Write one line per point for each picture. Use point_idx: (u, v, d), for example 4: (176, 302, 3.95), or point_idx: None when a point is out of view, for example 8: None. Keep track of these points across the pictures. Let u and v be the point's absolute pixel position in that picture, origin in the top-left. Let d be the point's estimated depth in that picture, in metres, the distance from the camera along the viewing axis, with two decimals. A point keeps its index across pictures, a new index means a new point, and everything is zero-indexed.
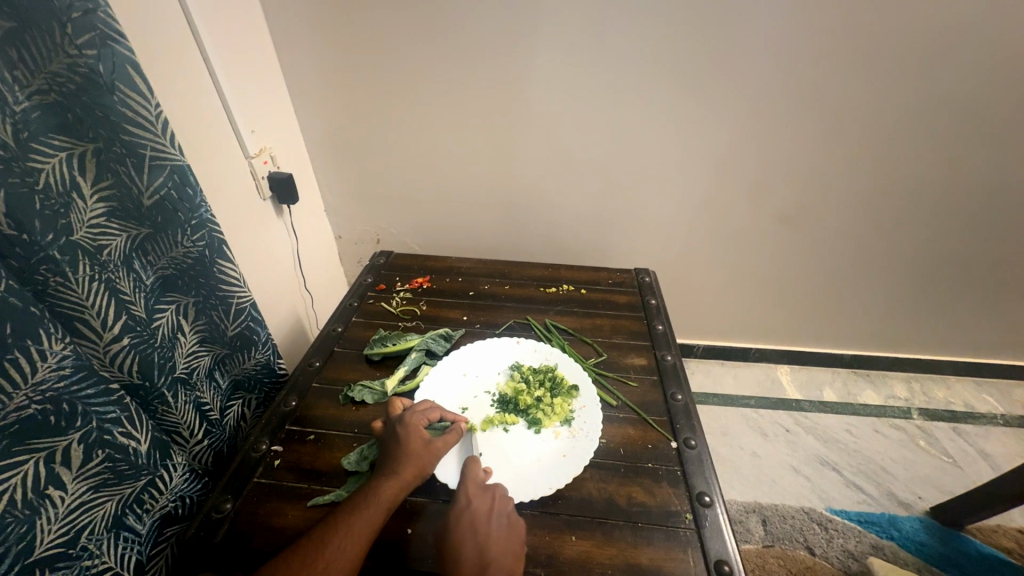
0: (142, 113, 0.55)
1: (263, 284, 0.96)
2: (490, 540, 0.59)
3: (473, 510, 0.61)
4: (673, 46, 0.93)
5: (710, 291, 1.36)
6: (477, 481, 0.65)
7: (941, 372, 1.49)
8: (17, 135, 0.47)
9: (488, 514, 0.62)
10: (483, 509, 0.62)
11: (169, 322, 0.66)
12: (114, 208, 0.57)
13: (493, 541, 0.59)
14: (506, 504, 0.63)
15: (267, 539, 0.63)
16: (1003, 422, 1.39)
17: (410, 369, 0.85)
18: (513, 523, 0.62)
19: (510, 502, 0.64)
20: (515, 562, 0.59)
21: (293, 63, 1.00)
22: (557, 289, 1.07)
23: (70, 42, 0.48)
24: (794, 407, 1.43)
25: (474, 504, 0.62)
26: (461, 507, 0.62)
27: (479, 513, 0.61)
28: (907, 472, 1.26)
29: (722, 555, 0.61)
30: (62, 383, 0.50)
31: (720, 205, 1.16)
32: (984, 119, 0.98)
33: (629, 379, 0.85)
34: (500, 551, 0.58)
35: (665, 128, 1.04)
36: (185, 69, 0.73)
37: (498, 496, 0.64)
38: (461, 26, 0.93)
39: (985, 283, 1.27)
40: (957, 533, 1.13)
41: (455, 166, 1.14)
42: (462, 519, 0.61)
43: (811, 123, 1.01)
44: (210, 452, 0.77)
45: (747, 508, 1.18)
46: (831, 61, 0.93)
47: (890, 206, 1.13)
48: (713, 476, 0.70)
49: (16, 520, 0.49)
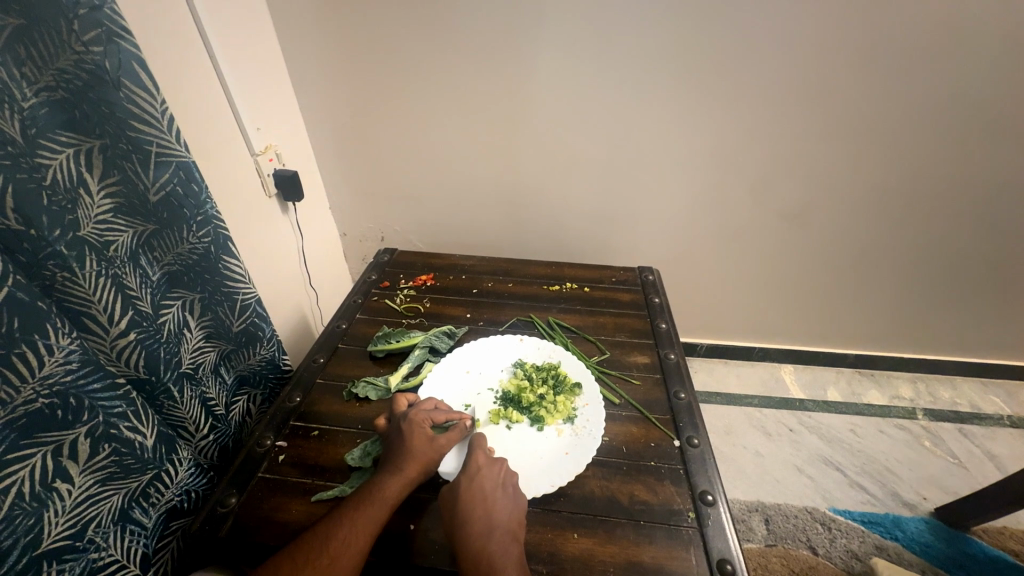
0: (148, 110, 0.55)
1: (268, 281, 0.97)
2: (499, 505, 0.61)
3: (484, 477, 0.64)
4: (676, 45, 0.93)
5: (715, 290, 1.36)
6: (485, 452, 0.67)
7: (946, 373, 1.48)
8: (25, 131, 0.47)
9: (497, 484, 0.64)
10: (493, 476, 0.64)
11: (175, 318, 0.67)
12: (120, 203, 0.57)
13: (501, 507, 0.61)
14: (511, 478, 0.65)
15: (269, 534, 0.63)
16: (1009, 423, 1.37)
17: (412, 366, 0.85)
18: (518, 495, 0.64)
19: (515, 474, 0.66)
20: (518, 528, 0.61)
21: (298, 62, 1.00)
22: (560, 287, 1.06)
23: (77, 39, 0.48)
24: (797, 407, 1.43)
25: (484, 472, 0.64)
26: (473, 474, 0.64)
27: (489, 479, 0.64)
28: (911, 473, 1.26)
29: (725, 554, 0.61)
30: (69, 377, 0.51)
31: (724, 204, 1.15)
32: (991, 118, 0.97)
33: (632, 377, 0.85)
34: (507, 518, 0.61)
35: (671, 127, 1.03)
36: (191, 67, 0.73)
37: (506, 467, 0.66)
38: (465, 23, 0.93)
39: (991, 283, 1.25)
40: (962, 534, 1.12)
41: (458, 164, 1.14)
42: (473, 483, 0.63)
43: (819, 121, 1.01)
44: (216, 447, 0.77)
45: (750, 507, 1.18)
46: (839, 59, 0.92)
47: (897, 204, 1.12)
48: (716, 474, 0.69)
49: (23, 512, 0.50)
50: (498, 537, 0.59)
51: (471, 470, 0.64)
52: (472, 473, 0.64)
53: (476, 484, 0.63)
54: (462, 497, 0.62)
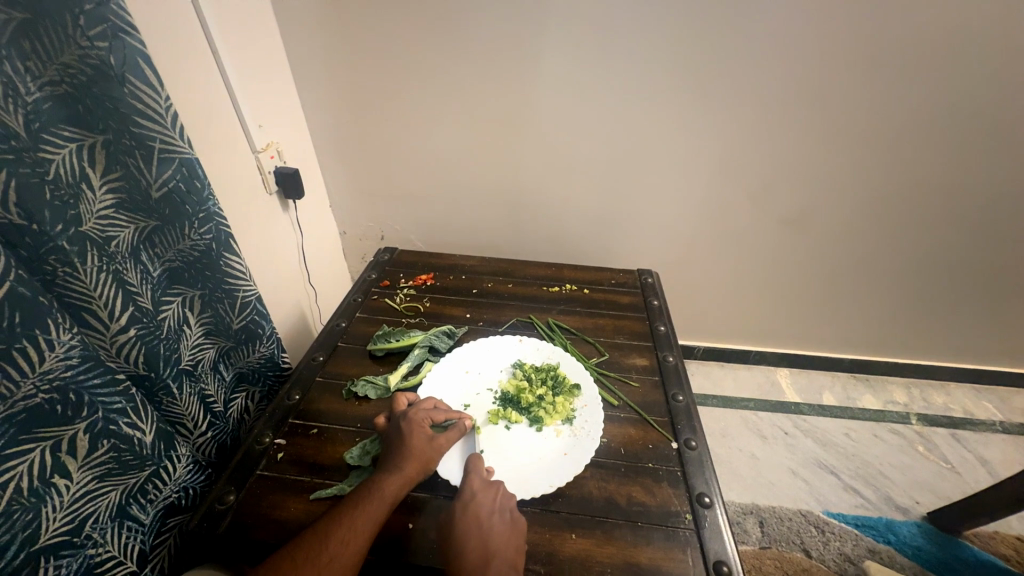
0: (152, 106, 0.55)
1: (268, 278, 0.97)
2: (494, 531, 0.60)
3: (479, 504, 0.63)
4: (678, 49, 0.93)
5: (713, 293, 1.36)
6: (481, 476, 0.66)
7: (941, 378, 1.49)
8: (29, 125, 0.47)
9: (492, 510, 0.63)
10: (488, 502, 0.63)
11: (175, 315, 0.67)
12: (122, 199, 0.57)
13: (497, 533, 0.60)
14: (507, 503, 0.64)
15: (268, 531, 0.64)
16: (1001, 428, 1.39)
17: (412, 366, 0.85)
18: (516, 519, 0.63)
19: (512, 497, 0.65)
20: (516, 555, 0.60)
21: (301, 60, 1.00)
22: (560, 288, 1.07)
23: (82, 34, 0.48)
24: (793, 410, 1.44)
25: (479, 497, 0.63)
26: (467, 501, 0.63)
27: (484, 506, 0.63)
28: (904, 477, 1.27)
29: (721, 555, 0.62)
30: (69, 373, 0.51)
31: (724, 208, 1.16)
32: (988, 127, 0.98)
33: (631, 379, 0.85)
34: (505, 544, 0.60)
35: (671, 130, 1.04)
36: (195, 63, 0.73)
37: (501, 492, 0.65)
38: (468, 24, 0.93)
39: (986, 290, 1.27)
40: (953, 537, 1.14)
41: (460, 164, 1.14)
42: (467, 511, 0.62)
43: (818, 127, 1.01)
44: (214, 444, 0.77)
45: (744, 509, 1.19)
46: (840, 66, 0.93)
47: (894, 210, 1.12)
48: (713, 477, 0.70)
49: (22, 507, 0.50)
50: (495, 565, 0.57)
51: (466, 496, 0.63)
52: (467, 500, 0.63)
53: (471, 512, 0.62)
54: (457, 526, 0.61)
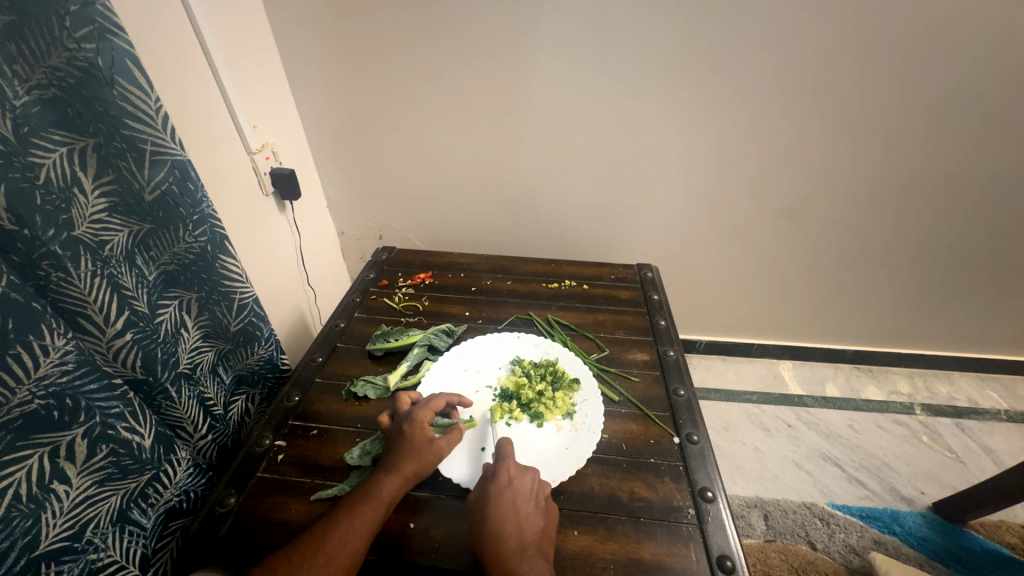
0: (142, 108, 0.55)
1: (266, 280, 0.96)
2: (528, 522, 0.59)
3: (515, 490, 0.61)
4: (675, 40, 0.92)
5: (714, 287, 1.36)
6: (516, 461, 0.65)
7: (944, 367, 1.49)
8: (17, 130, 0.46)
9: (529, 496, 0.62)
10: (526, 490, 0.62)
11: (172, 318, 0.66)
12: (115, 203, 0.57)
13: (533, 523, 0.59)
14: (540, 489, 0.63)
15: (268, 534, 0.63)
16: (1006, 417, 1.38)
17: (412, 365, 0.85)
18: (547, 507, 0.63)
19: (546, 486, 0.64)
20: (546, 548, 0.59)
21: (294, 59, 0.99)
22: (559, 284, 1.06)
23: (68, 36, 0.48)
24: (796, 402, 1.43)
25: (516, 484, 0.62)
26: (503, 485, 0.62)
27: (521, 492, 0.62)
28: (909, 468, 1.26)
29: (725, 550, 0.61)
30: (64, 378, 0.51)
31: (723, 201, 1.15)
32: (992, 113, 0.97)
33: (631, 374, 0.85)
34: (536, 533, 0.59)
35: (669, 123, 1.03)
36: (186, 65, 0.72)
37: (537, 478, 0.64)
38: (462, 20, 0.92)
39: (989, 279, 1.25)
40: (958, 527, 1.13)
41: (456, 162, 1.13)
42: (504, 497, 0.61)
43: (817, 118, 1.00)
44: (214, 447, 0.77)
45: (749, 503, 1.19)
46: (838, 55, 0.92)
47: (896, 199, 1.11)
48: (716, 472, 0.69)
49: (21, 514, 0.49)
50: (529, 558, 0.56)
51: (503, 482, 0.62)
52: (504, 486, 0.62)
53: (508, 498, 0.61)
54: (494, 511, 0.59)
